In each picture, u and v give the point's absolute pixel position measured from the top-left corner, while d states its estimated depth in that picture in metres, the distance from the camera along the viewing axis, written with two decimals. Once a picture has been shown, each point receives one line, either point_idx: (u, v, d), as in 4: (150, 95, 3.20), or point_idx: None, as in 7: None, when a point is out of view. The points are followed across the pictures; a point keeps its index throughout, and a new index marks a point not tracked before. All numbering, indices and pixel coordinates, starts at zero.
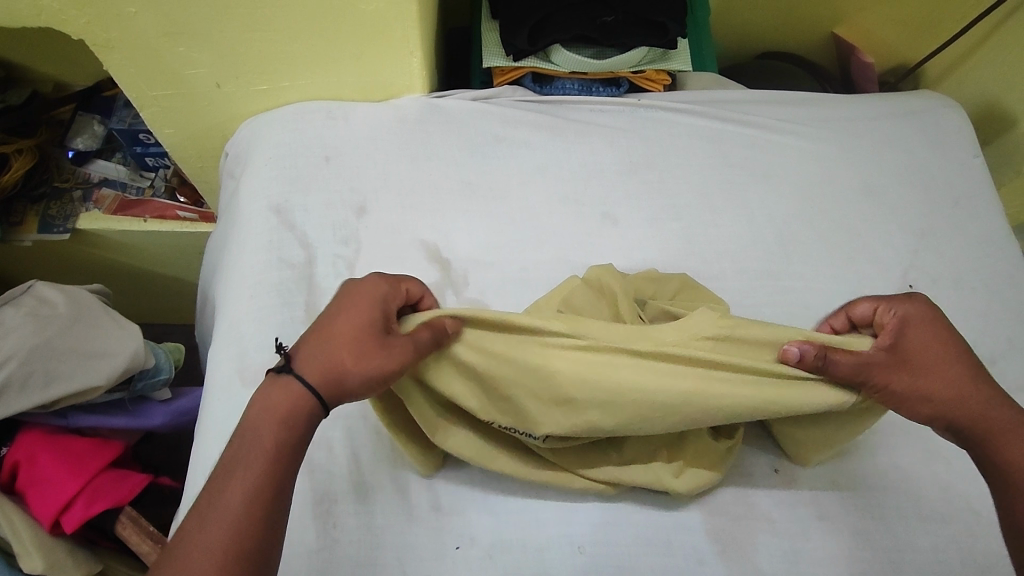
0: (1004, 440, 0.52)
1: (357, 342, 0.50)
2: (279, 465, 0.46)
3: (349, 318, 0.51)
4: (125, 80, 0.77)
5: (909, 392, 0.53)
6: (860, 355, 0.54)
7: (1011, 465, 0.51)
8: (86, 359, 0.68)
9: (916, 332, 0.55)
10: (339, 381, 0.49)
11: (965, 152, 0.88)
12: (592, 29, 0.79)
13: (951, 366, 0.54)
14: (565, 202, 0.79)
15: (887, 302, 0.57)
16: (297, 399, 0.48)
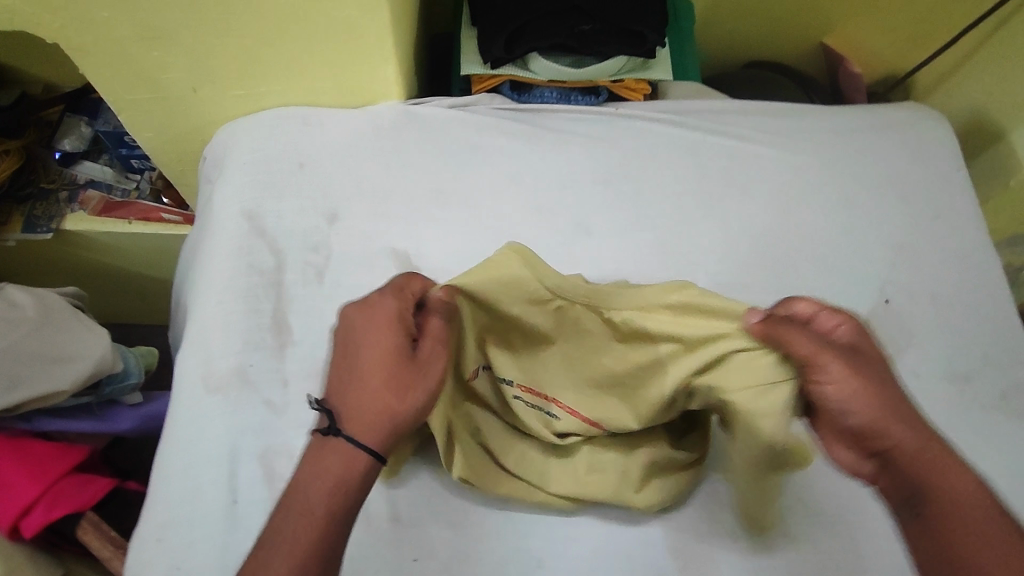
0: (940, 467, 0.47)
1: (388, 379, 0.50)
2: (332, 525, 0.47)
3: (370, 361, 0.51)
4: (101, 84, 0.76)
5: (850, 402, 0.47)
6: (821, 350, 0.47)
7: (944, 492, 0.46)
8: (53, 363, 0.68)
9: (861, 342, 0.49)
10: (394, 424, 0.50)
11: (947, 165, 0.88)
12: (570, 38, 0.79)
13: (893, 383, 0.49)
14: (540, 211, 0.79)
15: (831, 308, 0.50)
16: (347, 460, 0.49)
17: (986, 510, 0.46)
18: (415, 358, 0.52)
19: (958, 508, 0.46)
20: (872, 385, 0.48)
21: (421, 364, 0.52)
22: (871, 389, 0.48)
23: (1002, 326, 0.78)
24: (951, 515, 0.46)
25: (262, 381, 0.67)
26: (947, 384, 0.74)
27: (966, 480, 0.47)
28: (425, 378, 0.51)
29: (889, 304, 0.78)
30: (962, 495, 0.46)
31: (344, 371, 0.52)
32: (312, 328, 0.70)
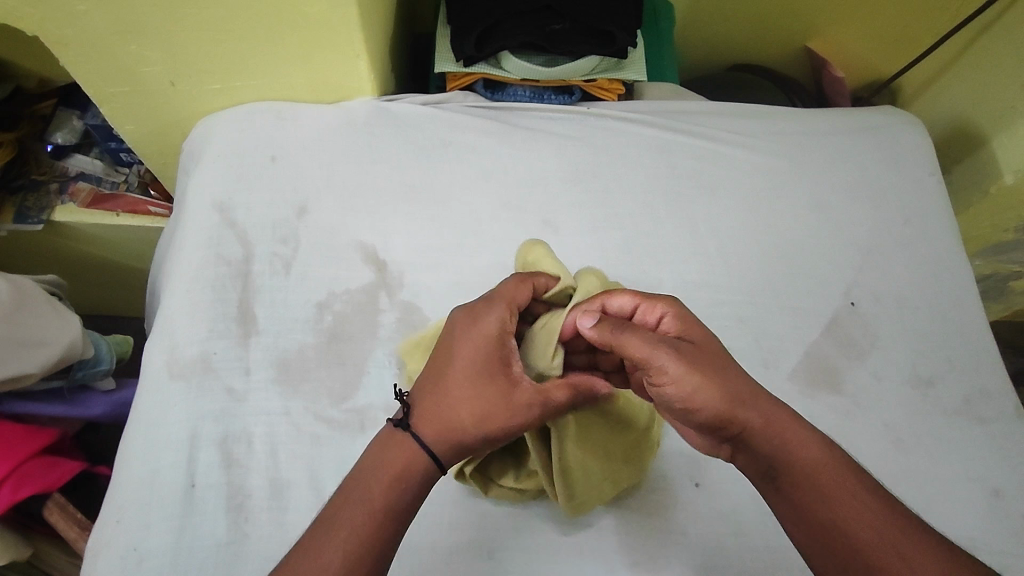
0: (791, 441, 0.49)
1: (481, 390, 0.51)
2: (391, 520, 0.47)
3: (463, 372, 0.52)
4: (80, 77, 0.78)
5: (693, 391, 0.49)
6: (655, 345, 0.49)
7: (796, 464, 0.48)
8: (22, 347, 0.68)
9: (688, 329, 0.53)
10: (461, 440, 0.51)
11: (922, 169, 0.87)
12: (539, 37, 0.80)
13: (730, 363, 0.51)
14: (508, 207, 0.79)
15: (653, 300, 0.55)
16: (410, 458, 0.49)
17: (842, 473, 0.48)
18: (510, 386, 0.52)
19: (814, 472, 0.48)
20: (710, 369, 0.49)
21: (511, 394, 0.51)
22: (714, 376, 0.49)
23: (970, 330, 0.77)
24: (816, 489, 0.47)
25: (224, 369, 0.67)
26: (910, 388, 0.73)
27: (814, 441, 0.49)
28: (507, 409, 0.51)
29: (855, 307, 0.77)
30: (818, 466, 0.48)
31: (438, 372, 0.53)
32: (276, 318, 0.71)
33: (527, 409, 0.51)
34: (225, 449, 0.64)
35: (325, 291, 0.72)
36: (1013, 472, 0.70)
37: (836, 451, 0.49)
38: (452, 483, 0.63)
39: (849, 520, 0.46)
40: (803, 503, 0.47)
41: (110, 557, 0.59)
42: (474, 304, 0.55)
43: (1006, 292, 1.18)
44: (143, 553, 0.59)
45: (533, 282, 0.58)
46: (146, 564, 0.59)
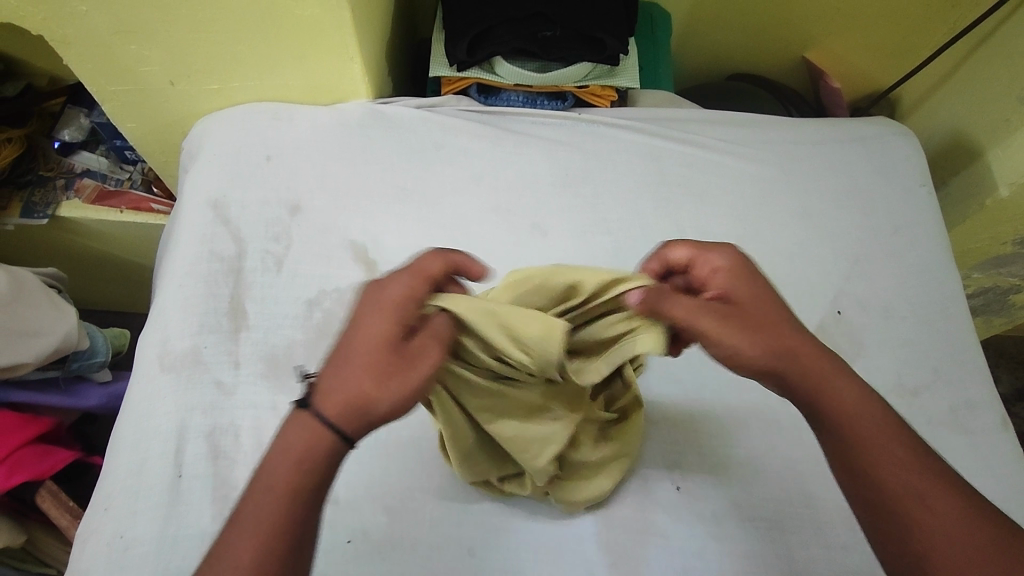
0: (830, 385, 0.50)
1: (382, 365, 0.45)
2: (300, 507, 0.44)
3: (365, 339, 0.46)
4: (84, 75, 0.80)
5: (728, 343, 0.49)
6: (696, 306, 0.49)
7: (838, 411, 0.50)
8: (17, 336, 0.70)
9: (732, 279, 0.53)
10: (370, 409, 0.45)
11: (912, 180, 0.88)
12: (531, 43, 0.82)
13: (770, 315, 0.51)
14: (498, 210, 0.80)
15: (700, 252, 0.54)
16: (315, 440, 0.44)
17: (880, 423, 0.49)
18: (411, 344, 0.47)
19: (854, 420, 0.49)
20: (745, 324, 0.50)
21: (416, 354, 0.46)
22: (749, 334, 0.49)
23: (955, 341, 0.77)
24: (842, 427, 0.49)
25: (214, 362, 0.69)
26: (896, 397, 0.73)
27: (853, 392, 0.50)
28: (413, 369, 0.46)
29: (841, 315, 0.77)
30: (855, 410, 0.49)
31: (346, 339, 0.47)
32: (266, 314, 0.72)
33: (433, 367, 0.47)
34: (212, 440, 0.65)
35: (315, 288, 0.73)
36: (1003, 484, 0.69)
37: (875, 401, 0.50)
38: (434, 481, 0.64)
39: (873, 461, 0.48)
40: (834, 439, 0.49)
41: (97, 543, 0.60)
42: (389, 274, 0.50)
43: (1005, 306, 1.16)
44: (128, 541, 0.60)
45: (448, 256, 0.52)
46: (130, 553, 0.59)
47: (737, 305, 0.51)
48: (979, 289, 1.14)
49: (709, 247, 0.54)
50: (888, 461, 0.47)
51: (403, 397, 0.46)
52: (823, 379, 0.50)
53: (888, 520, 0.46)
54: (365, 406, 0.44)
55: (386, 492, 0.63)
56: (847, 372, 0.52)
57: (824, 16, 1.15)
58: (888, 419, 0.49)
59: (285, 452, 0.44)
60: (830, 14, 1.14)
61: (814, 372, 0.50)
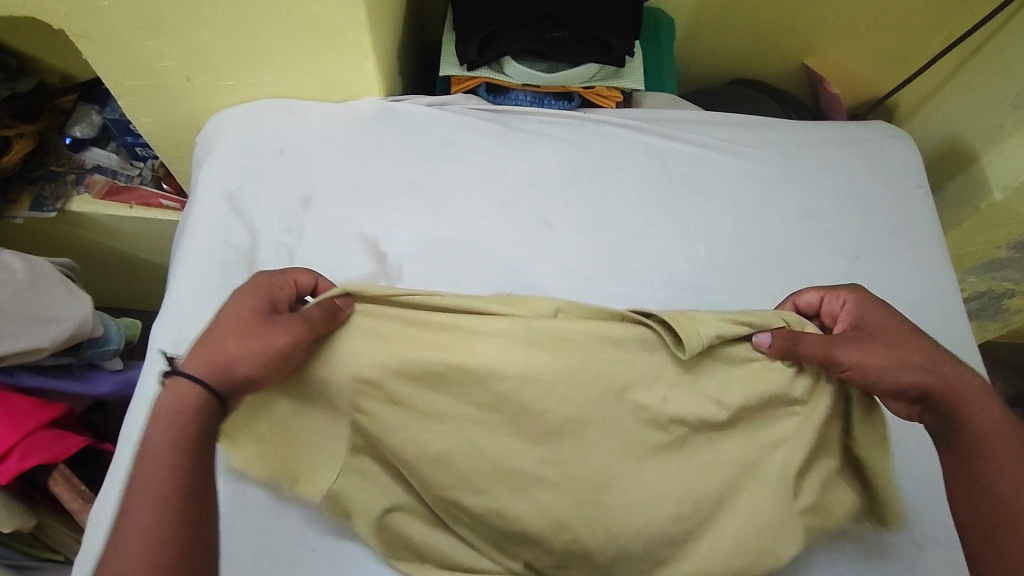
0: (977, 407, 0.56)
1: (241, 328, 0.53)
2: (182, 473, 0.46)
3: (230, 316, 0.54)
4: (103, 70, 0.82)
5: (876, 360, 0.57)
6: (834, 343, 0.57)
7: (973, 426, 0.55)
8: (34, 321, 0.72)
9: (874, 317, 0.61)
10: (227, 366, 0.51)
11: (908, 182, 0.90)
12: (540, 43, 0.85)
13: (907, 336, 0.59)
14: (506, 205, 0.81)
15: (834, 293, 0.64)
16: (185, 394, 0.50)
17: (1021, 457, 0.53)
18: (274, 319, 0.54)
19: (985, 434, 0.55)
20: (887, 343, 0.58)
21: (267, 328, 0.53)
22: (888, 351, 0.57)
23: (952, 339, 0.79)
24: (976, 445, 0.54)
25: None
26: None
27: (993, 416, 0.55)
28: (263, 336, 0.52)
29: None
30: (989, 425, 0.55)
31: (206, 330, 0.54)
32: None
33: (293, 340, 0.53)
34: None
35: (328, 280, 0.75)
36: None
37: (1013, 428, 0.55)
38: None
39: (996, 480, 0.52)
40: (977, 464, 0.54)
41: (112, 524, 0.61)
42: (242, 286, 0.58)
43: (999, 310, 1.18)
44: None
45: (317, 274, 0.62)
46: None
47: (868, 330, 0.60)
48: (974, 293, 1.16)
49: (836, 290, 0.64)
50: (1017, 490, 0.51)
51: (253, 359, 0.52)
52: (966, 398, 0.56)
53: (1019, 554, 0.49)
54: (225, 363, 0.51)
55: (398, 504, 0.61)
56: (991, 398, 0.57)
57: (824, 23, 1.18)
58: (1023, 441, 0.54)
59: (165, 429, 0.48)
60: (830, 21, 1.17)
61: (948, 388, 0.57)
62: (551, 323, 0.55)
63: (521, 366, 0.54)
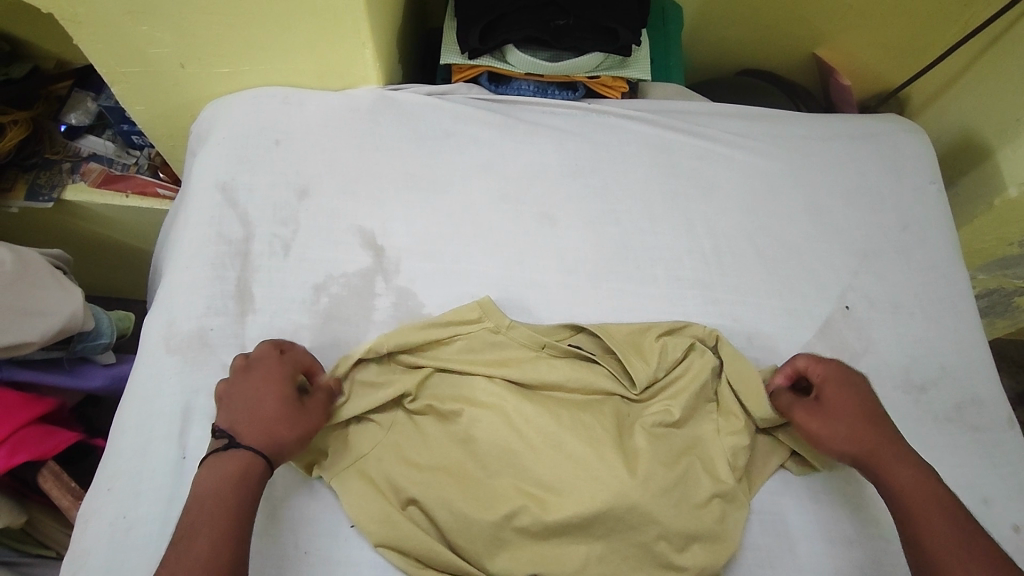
0: (903, 475, 0.57)
1: (286, 416, 0.58)
2: (241, 518, 0.52)
3: (272, 404, 0.58)
4: (94, 57, 0.80)
5: (823, 432, 0.61)
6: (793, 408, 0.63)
7: (902, 496, 0.56)
8: (23, 315, 0.70)
9: (836, 388, 0.63)
10: (283, 448, 0.57)
11: (922, 177, 0.87)
12: (544, 31, 0.82)
13: (861, 410, 0.61)
14: (506, 199, 0.79)
15: (816, 360, 0.66)
16: (247, 463, 0.54)
17: (948, 520, 0.53)
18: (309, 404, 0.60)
19: (913, 502, 0.55)
20: (834, 417, 0.61)
21: (308, 414, 0.59)
22: (832, 423, 0.61)
23: (965, 340, 0.76)
24: (907, 514, 0.55)
25: (219, 343, 0.68)
26: (902, 393, 0.72)
27: (923, 483, 0.56)
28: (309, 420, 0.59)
29: (849, 310, 0.76)
30: (923, 494, 0.55)
31: (234, 411, 0.57)
32: (272, 297, 0.71)
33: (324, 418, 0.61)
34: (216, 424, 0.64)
35: (323, 273, 0.73)
36: (1010, 482, 0.68)
37: (943, 495, 0.55)
38: None
39: (931, 547, 0.52)
40: (911, 533, 0.54)
41: (101, 523, 0.60)
42: (266, 362, 0.61)
43: (1009, 307, 1.16)
44: (132, 521, 0.60)
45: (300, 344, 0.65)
46: (134, 532, 0.59)
47: (824, 401, 0.63)
48: (984, 290, 1.14)
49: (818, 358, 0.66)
50: (948, 553, 0.52)
51: (303, 440, 0.58)
52: (891, 468, 0.58)
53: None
54: (277, 445, 0.56)
55: (391, 506, 0.59)
56: (919, 467, 0.57)
57: (835, 13, 1.14)
58: (947, 502, 0.55)
59: (230, 483, 0.53)
60: (841, 11, 1.14)
61: (877, 457, 0.58)
62: (526, 355, 0.67)
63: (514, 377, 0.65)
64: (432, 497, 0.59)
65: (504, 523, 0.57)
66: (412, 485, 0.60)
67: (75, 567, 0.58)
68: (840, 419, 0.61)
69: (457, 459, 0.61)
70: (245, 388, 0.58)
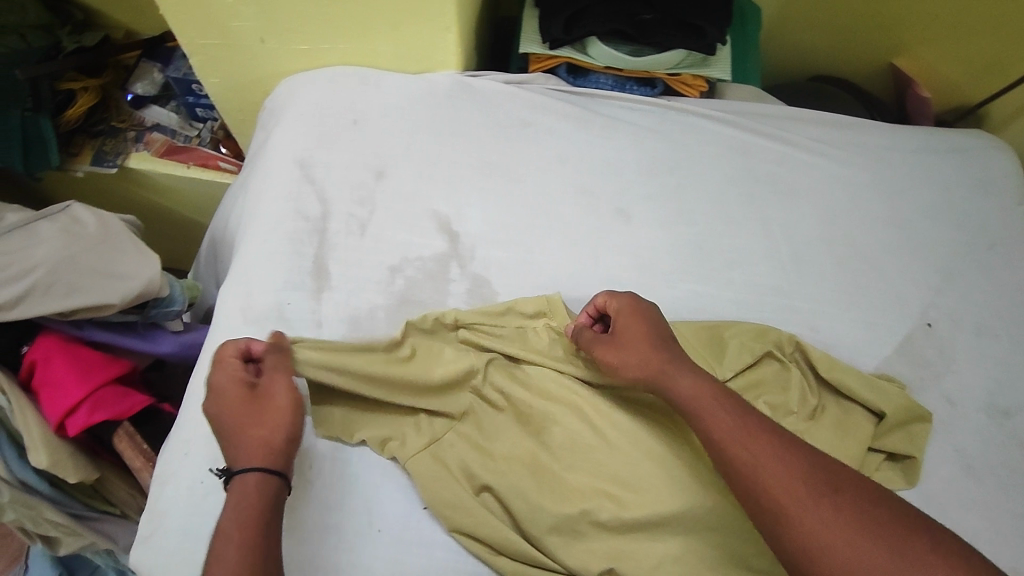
0: (677, 378, 0.55)
1: (245, 413, 0.54)
2: (252, 539, 0.48)
3: (229, 416, 0.54)
4: (178, 28, 0.81)
5: (619, 359, 0.59)
6: (591, 341, 0.61)
7: (682, 399, 0.54)
8: (106, 277, 0.71)
9: (628, 315, 0.62)
10: (271, 441, 0.53)
11: (1011, 196, 0.84)
12: (629, 24, 0.81)
13: (648, 334, 0.60)
14: (583, 192, 0.78)
15: (614, 293, 0.64)
16: (245, 483, 0.50)
17: (733, 409, 0.52)
18: (262, 386, 0.56)
19: (691, 402, 0.54)
20: (625, 344, 0.60)
21: (268, 395, 0.55)
22: (624, 349, 0.59)
23: None
24: (694, 411, 0.53)
25: (296, 319, 0.69)
26: (984, 416, 0.70)
27: (694, 382, 0.55)
28: (273, 401, 0.55)
29: (931, 327, 0.74)
30: (698, 394, 0.54)
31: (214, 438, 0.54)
32: (349, 276, 0.71)
33: (289, 385, 0.56)
34: None
35: (399, 256, 0.73)
36: None
37: (715, 391, 0.54)
38: None
39: (718, 433, 0.50)
40: (700, 428, 0.52)
41: (178, 487, 0.61)
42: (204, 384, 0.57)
43: None
44: (210, 486, 0.61)
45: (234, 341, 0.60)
46: (212, 498, 0.60)
47: (618, 331, 0.61)
48: None
49: (610, 294, 0.64)
50: (733, 434, 0.50)
51: (286, 419, 0.54)
52: (668, 376, 0.56)
53: (749, 500, 0.47)
54: (265, 441, 0.53)
55: (466, 490, 0.59)
56: (691, 368, 0.56)
57: (918, 21, 1.10)
58: (720, 396, 0.53)
59: (229, 516, 0.49)
60: (926, 19, 1.10)
61: (664, 362, 0.57)
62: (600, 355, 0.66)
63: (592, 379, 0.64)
64: (508, 486, 0.59)
65: (580, 517, 0.57)
66: (487, 472, 0.60)
67: (154, 526, 0.60)
68: (633, 339, 0.59)
69: (532, 450, 0.61)
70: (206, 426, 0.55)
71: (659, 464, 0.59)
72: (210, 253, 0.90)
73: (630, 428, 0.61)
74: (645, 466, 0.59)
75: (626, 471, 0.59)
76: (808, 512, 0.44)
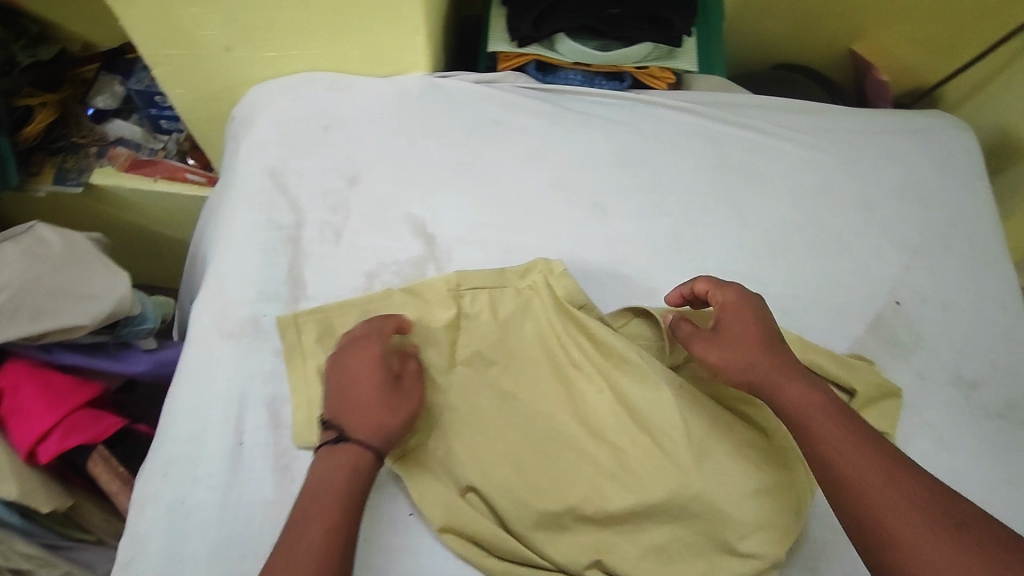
0: (784, 383, 0.56)
1: (383, 401, 0.56)
2: (352, 519, 0.51)
3: (363, 392, 0.56)
4: (139, 39, 0.79)
5: (723, 359, 0.59)
6: (690, 338, 0.62)
7: (789, 406, 0.55)
8: (74, 298, 0.69)
9: (733, 310, 0.62)
10: (388, 435, 0.55)
11: (969, 173, 0.87)
12: (598, 19, 0.83)
13: (757, 336, 0.60)
14: (558, 189, 0.79)
15: (718, 286, 0.65)
16: (359, 458, 0.54)
17: (844, 425, 0.53)
18: (405, 385, 0.58)
19: (798, 410, 0.54)
20: (728, 344, 0.60)
21: (408, 395, 0.58)
22: (730, 351, 0.60)
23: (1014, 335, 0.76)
24: (800, 423, 0.54)
25: (273, 331, 0.67)
26: (953, 389, 0.72)
27: (802, 389, 0.56)
28: (408, 403, 0.57)
29: (899, 306, 0.76)
30: (803, 402, 0.55)
31: (335, 403, 0.56)
32: (324, 285, 0.70)
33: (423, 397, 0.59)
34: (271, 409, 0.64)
35: (376, 262, 0.72)
36: None
37: (827, 402, 0.55)
38: None
39: (823, 445, 0.52)
40: (805, 439, 0.53)
41: (157, 509, 0.59)
42: (352, 349, 0.59)
43: None
44: (190, 507, 0.59)
45: (397, 320, 0.62)
46: (193, 518, 0.59)
47: (721, 327, 0.62)
48: None
49: (719, 286, 0.65)
50: (840, 447, 0.51)
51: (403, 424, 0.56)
52: (778, 380, 0.56)
53: (850, 514, 0.49)
54: (384, 432, 0.55)
55: (452, 491, 0.59)
56: (801, 376, 0.57)
57: (876, 6, 1.13)
58: (831, 407, 0.54)
59: (334, 483, 0.52)
60: (882, 4, 1.12)
61: (777, 371, 0.57)
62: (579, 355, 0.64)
63: (575, 378, 0.63)
64: (494, 488, 0.58)
65: (568, 512, 0.57)
66: (472, 471, 0.59)
67: (134, 551, 0.58)
68: (724, 359, 0.59)
69: (516, 446, 0.60)
70: (331, 386, 0.57)
71: (644, 455, 0.59)
72: (189, 270, 0.89)
73: (608, 422, 0.61)
74: (630, 458, 0.59)
75: (611, 464, 0.59)
76: (912, 534, 0.46)
